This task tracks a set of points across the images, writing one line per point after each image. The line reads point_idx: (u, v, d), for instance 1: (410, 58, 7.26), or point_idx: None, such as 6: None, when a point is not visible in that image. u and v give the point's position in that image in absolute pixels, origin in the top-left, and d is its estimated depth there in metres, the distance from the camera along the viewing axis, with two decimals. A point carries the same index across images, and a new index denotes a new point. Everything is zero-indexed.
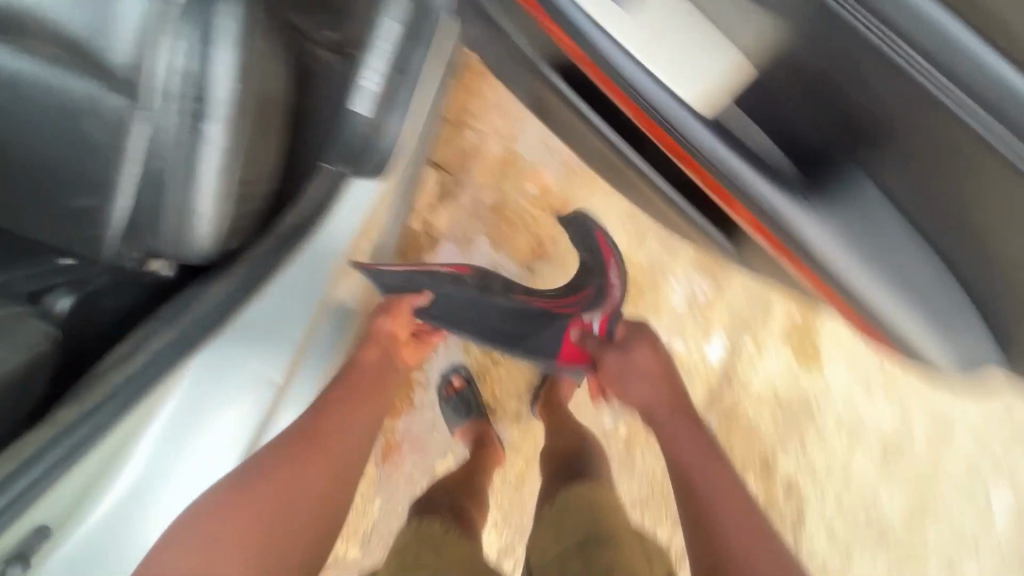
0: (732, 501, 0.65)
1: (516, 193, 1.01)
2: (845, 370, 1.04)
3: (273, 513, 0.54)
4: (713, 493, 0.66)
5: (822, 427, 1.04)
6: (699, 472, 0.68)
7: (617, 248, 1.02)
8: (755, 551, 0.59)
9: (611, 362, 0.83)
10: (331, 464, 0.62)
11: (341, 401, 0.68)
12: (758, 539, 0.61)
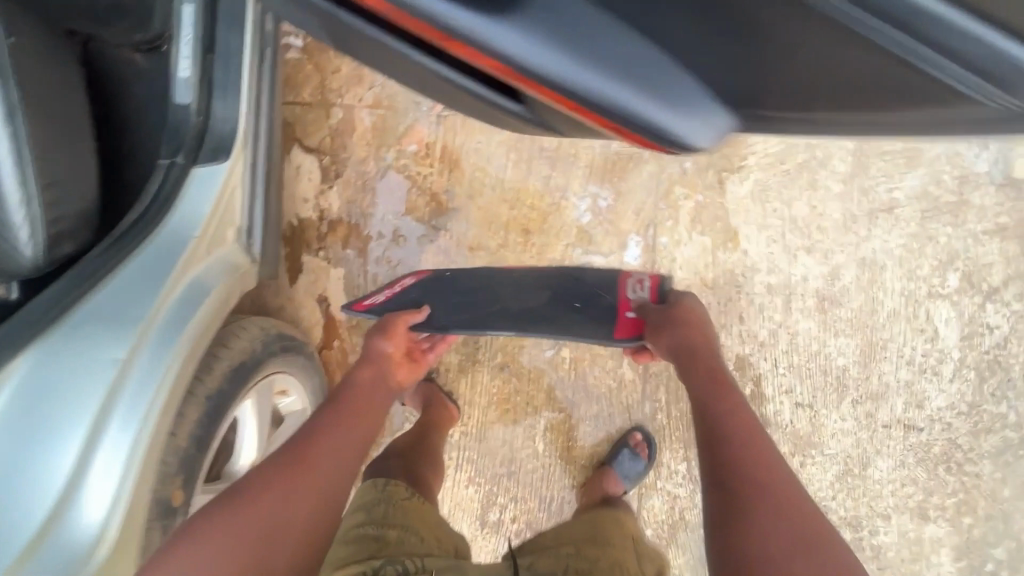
0: (748, 449, 0.69)
1: (399, 155, 1.02)
2: (762, 239, 1.06)
3: (257, 525, 0.61)
4: (728, 441, 0.70)
5: (755, 298, 1.06)
6: (758, 466, 0.67)
7: (510, 181, 1.03)
8: (757, 486, 0.65)
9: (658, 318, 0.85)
10: (320, 476, 0.68)
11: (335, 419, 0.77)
12: (765, 477, 0.66)
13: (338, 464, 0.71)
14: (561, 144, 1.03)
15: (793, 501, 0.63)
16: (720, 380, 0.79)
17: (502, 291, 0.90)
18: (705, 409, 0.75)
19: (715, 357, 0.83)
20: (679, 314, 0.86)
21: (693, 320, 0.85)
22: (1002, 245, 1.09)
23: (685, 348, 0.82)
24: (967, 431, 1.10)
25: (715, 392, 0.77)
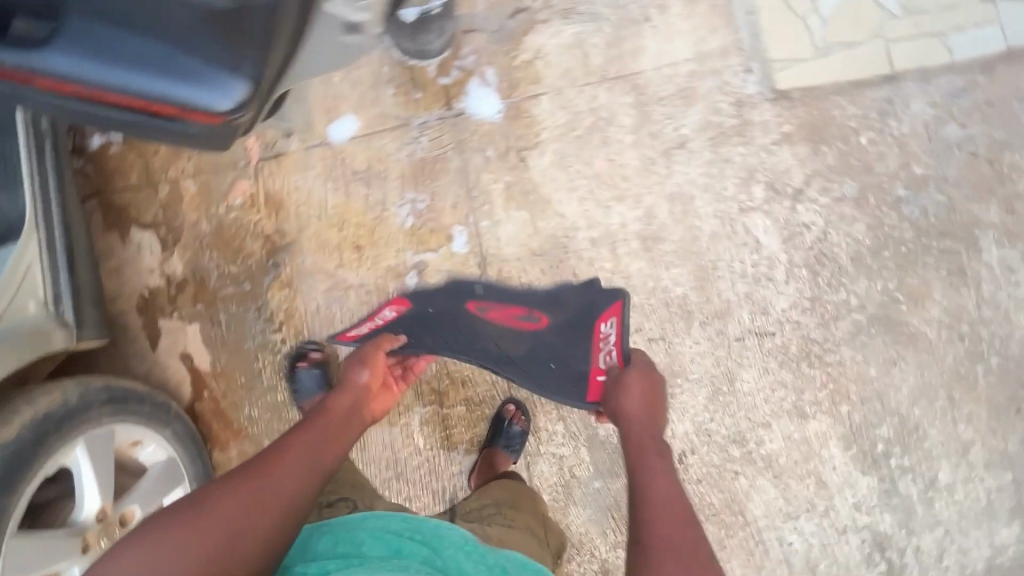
0: (670, 509, 0.68)
1: (227, 210, 1.12)
2: (574, 200, 1.15)
3: (228, 523, 0.63)
4: (648, 498, 0.70)
5: (582, 254, 1.14)
6: (653, 526, 0.67)
7: (333, 207, 1.12)
8: (675, 542, 0.64)
9: (616, 376, 0.85)
10: (282, 490, 0.69)
11: (309, 438, 0.78)
12: (683, 536, 0.65)
13: (313, 471, 0.74)
14: (371, 164, 1.14)
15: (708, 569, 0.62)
16: (661, 448, 0.78)
17: (483, 335, 0.90)
18: (636, 475, 0.74)
19: (657, 422, 0.82)
20: (630, 379, 0.84)
21: (638, 386, 0.84)
22: (793, 150, 1.19)
23: (629, 407, 0.81)
24: (817, 325, 1.16)
25: (648, 454, 0.76)
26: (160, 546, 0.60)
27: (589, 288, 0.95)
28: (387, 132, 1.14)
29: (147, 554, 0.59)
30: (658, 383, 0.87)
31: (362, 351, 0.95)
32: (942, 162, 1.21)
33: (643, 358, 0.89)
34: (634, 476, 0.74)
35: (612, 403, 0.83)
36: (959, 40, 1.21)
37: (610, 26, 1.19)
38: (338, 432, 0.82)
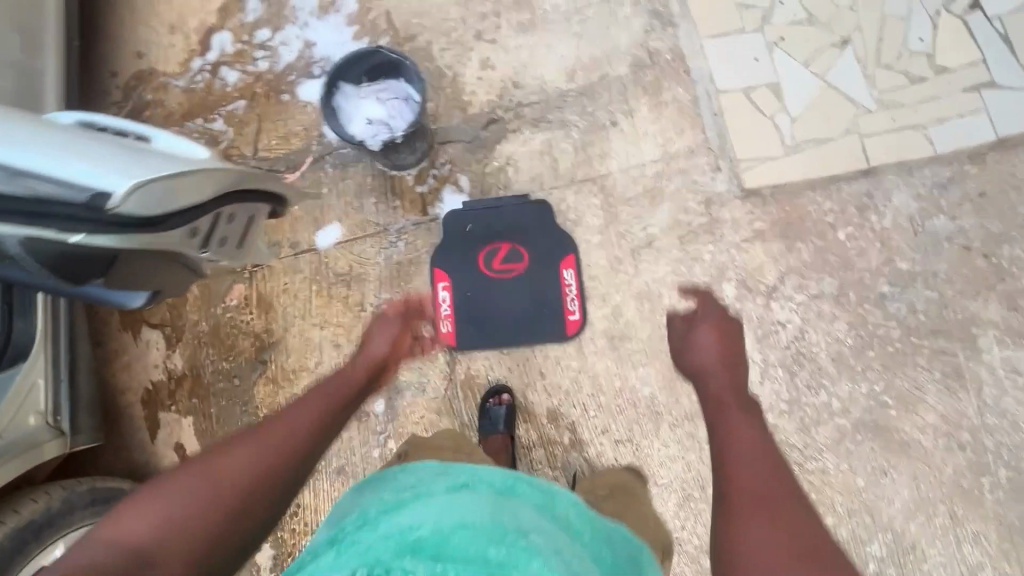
0: (762, 465, 0.66)
1: (223, 310, 1.23)
2: (541, 299, 1.19)
3: (243, 471, 0.64)
4: (743, 457, 0.67)
5: (548, 353, 1.17)
6: (767, 455, 0.67)
7: (316, 306, 1.21)
8: (762, 492, 0.63)
9: (700, 333, 0.92)
10: (288, 451, 0.68)
11: (318, 405, 0.77)
12: (777, 497, 0.62)
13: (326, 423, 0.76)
14: (351, 267, 1.22)
15: (795, 521, 0.60)
16: (744, 401, 0.79)
17: (497, 299, 1.20)
18: (718, 418, 0.75)
19: (738, 367, 0.85)
20: (700, 337, 0.92)
21: (713, 333, 0.91)
22: (766, 248, 1.17)
23: (712, 355, 0.87)
24: (796, 429, 1.11)
25: (727, 395, 0.78)
26: (177, 492, 0.59)
27: (525, 203, 1.22)
28: (367, 237, 1.23)
29: (156, 499, 0.58)
30: (731, 332, 0.93)
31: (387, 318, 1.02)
32: (930, 257, 1.15)
33: (711, 311, 0.98)
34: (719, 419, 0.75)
35: (699, 346, 0.89)
36: (941, 132, 1.18)
37: (579, 131, 1.24)
38: (349, 400, 0.83)
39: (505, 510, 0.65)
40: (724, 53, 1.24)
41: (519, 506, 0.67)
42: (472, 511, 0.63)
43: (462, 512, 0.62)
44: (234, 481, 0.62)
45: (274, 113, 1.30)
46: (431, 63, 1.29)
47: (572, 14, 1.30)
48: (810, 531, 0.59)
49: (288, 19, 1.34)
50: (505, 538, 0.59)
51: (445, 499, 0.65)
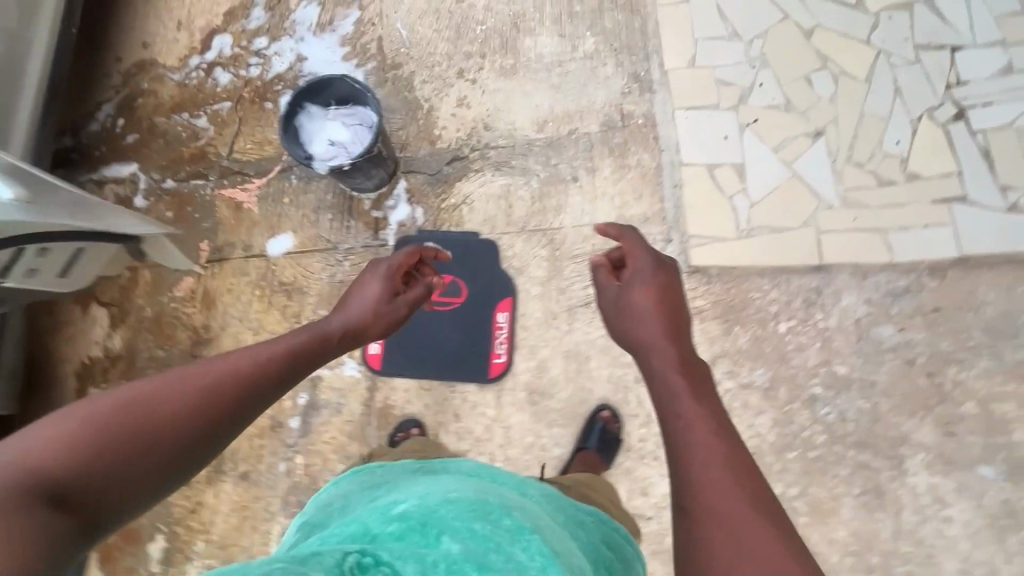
0: (733, 466, 0.57)
1: (169, 299, 1.26)
2: (470, 341, 1.19)
3: (188, 405, 0.55)
4: (707, 460, 0.57)
5: (467, 397, 1.16)
6: (717, 430, 0.59)
7: (255, 311, 1.24)
8: (727, 490, 0.56)
9: (626, 276, 0.80)
10: (234, 400, 0.58)
11: (287, 346, 0.66)
12: (748, 511, 0.54)
13: (301, 361, 0.67)
14: (296, 279, 1.25)
15: (774, 537, 0.53)
16: (692, 371, 0.67)
17: (432, 330, 1.20)
18: (670, 399, 0.64)
19: (681, 328, 0.73)
20: (637, 295, 0.77)
21: (650, 291, 0.75)
22: (703, 327, 1.15)
23: (655, 310, 0.74)
24: None
25: (670, 361, 0.69)
26: (104, 428, 0.51)
27: (483, 244, 1.23)
28: (317, 253, 1.26)
29: (74, 432, 0.49)
30: (675, 281, 0.78)
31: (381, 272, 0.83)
32: (871, 365, 1.11)
33: (648, 256, 0.78)
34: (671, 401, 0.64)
35: (636, 295, 0.77)
36: (902, 239, 1.15)
37: (539, 181, 1.25)
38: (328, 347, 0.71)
39: (488, 489, 0.63)
40: (696, 127, 1.23)
41: (504, 489, 0.66)
42: (455, 489, 0.60)
43: (446, 490, 0.59)
44: (162, 431, 0.53)
45: (255, 119, 1.35)
46: (411, 94, 1.32)
47: (555, 66, 1.31)
48: (785, 546, 0.52)
49: (286, 31, 1.39)
50: (490, 514, 0.55)
51: (422, 485, 0.64)
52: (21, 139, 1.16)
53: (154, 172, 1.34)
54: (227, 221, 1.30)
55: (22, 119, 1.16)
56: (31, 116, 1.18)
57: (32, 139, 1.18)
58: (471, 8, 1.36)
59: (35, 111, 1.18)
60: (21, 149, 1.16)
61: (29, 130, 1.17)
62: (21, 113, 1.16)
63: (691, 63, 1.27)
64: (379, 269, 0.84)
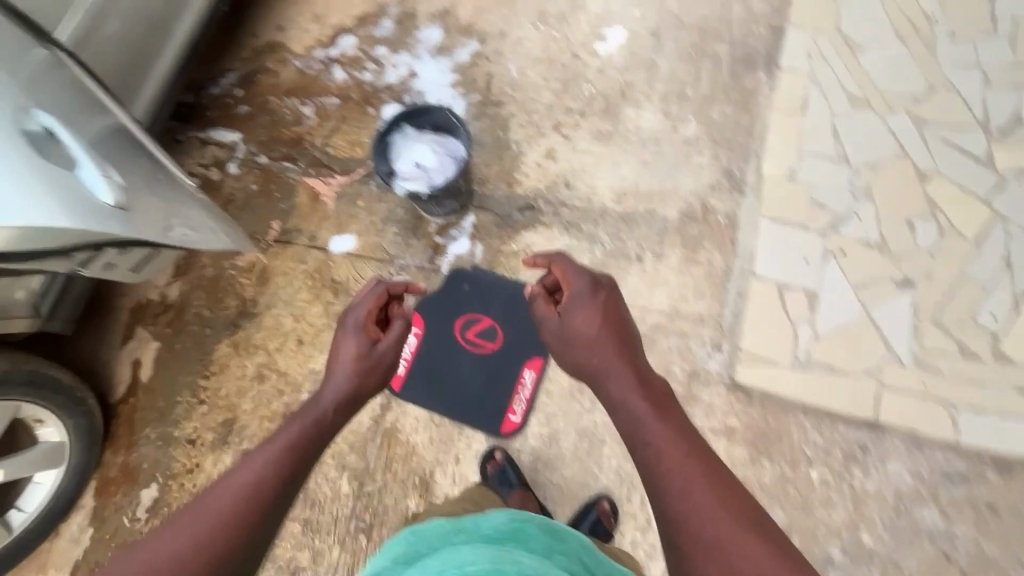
0: (706, 489, 0.62)
1: (229, 266, 1.33)
2: (491, 389, 1.18)
3: (192, 545, 0.59)
4: (687, 491, 0.63)
5: (473, 443, 1.15)
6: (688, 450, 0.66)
7: (302, 300, 1.29)
8: (714, 518, 0.60)
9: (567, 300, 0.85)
10: (233, 523, 0.62)
11: (277, 448, 0.69)
12: (732, 531, 0.60)
13: (298, 453, 0.71)
14: (347, 280, 1.29)
15: (758, 542, 0.59)
16: (650, 393, 0.74)
17: (458, 368, 1.20)
18: (644, 427, 0.70)
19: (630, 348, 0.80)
20: (579, 318, 0.83)
21: (591, 316, 0.81)
22: (729, 449, 1.09)
23: (599, 334, 0.81)
24: None
25: (628, 389, 0.75)
26: None
27: None
28: (373, 261, 1.29)
29: None
30: (614, 300, 0.85)
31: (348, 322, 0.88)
32: (902, 545, 1.02)
33: (588, 278, 0.84)
34: (640, 427, 0.70)
35: (583, 321, 0.83)
36: (971, 421, 1.05)
37: (603, 251, 1.23)
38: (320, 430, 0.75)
39: (505, 551, 0.62)
40: (778, 241, 1.19)
41: (516, 550, 0.63)
42: (472, 557, 0.59)
43: (464, 561, 0.58)
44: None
45: (356, 121, 1.42)
46: (504, 133, 1.35)
47: (650, 143, 1.30)
48: (774, 557, 0.59)
49: (407, 47, 1.46)
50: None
51: (445, 553, 0.62)
52: (158, 82, 1.22)
53: (252, 145, 1.43)
54: (302, 208, 1.36)
55: (164, 63, 1.22)
56: (172, 62, 1.24)
57: (167, 83, 1.25)
58: (584, 68, 1.39)
59: (176, 59, 1.25)
60: (155, 90, 1.22)
61: (166, 76, 1.24)
62: (165, 58, 1.22)
63: (789, 175, 1.23)
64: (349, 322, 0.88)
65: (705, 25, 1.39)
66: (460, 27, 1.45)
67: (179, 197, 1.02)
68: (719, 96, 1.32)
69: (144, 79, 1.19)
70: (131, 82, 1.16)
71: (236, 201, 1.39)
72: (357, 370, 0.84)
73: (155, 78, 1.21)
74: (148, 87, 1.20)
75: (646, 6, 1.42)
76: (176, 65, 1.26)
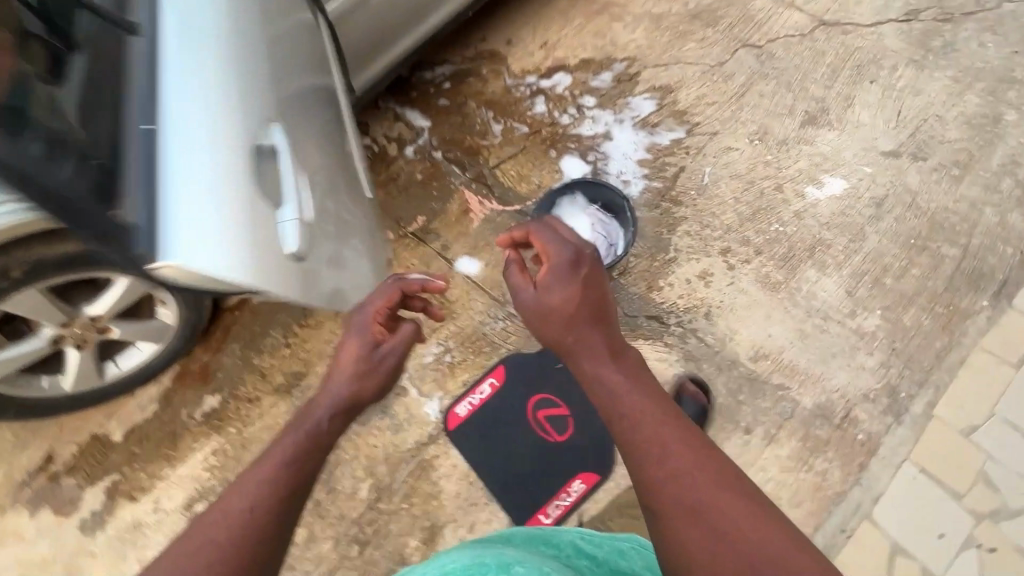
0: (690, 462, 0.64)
1: None
2: (535, 478, 1.13)
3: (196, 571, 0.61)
4: (670, 463, 0.64)
5: (493, 520, 1.11)
6: (657, 419, 0.68)
7: None
8: (686, 485, 0.63)
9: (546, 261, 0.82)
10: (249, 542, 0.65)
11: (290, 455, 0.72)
12: (715, 493, 0.62)
13: (300, 471, 0.72)
14: (455, 301, 1.29)
15: (738, 498, 0.62)
16: (618, 360, 0.75)
17: (513, 440, 1.16)
18: (614, 403, 0.71)
19: (603, 313, 0.79)
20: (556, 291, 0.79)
21: (567, 289, 0.78)
22: None
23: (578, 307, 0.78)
24: None
25: (601, 363, 0.74)
26: None
27: None
28: (486, 296, 1.29)
29: None
30: (594, 272, 0.81)
31: (350, 321, 0.87)
32: None
33: (567, 252, 0.80)
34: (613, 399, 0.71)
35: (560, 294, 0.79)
36: None
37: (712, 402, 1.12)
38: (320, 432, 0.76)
39: (488, 551, 0.71)
40: (912, 495, 1.01)
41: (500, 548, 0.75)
42: (451, 558, 0.68)
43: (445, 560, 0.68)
44: None
45: (534, 157, 1.42)
46: (667, 234, 1.27)
47: (817, 315, 1.16)
48: (747, 505, 0.62)
49: (614, 107, 1.43)
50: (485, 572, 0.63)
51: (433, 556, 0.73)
52: (396, 56, 1.31)
53: (435, 137, 1.48)
54: (449, 216, 1.38)
55: (406, 42, 1.30)
56: (413, 42, 1.32)
57: (401, 59, 1.33)
58: (782, 203, 1.27)
59: (417, 41, 1.33)
60: (391, 62, 1.31)
61: (401, 54, 1.31)
62: (410, 38, 1.30)
63: (966, 428, 1.03)
64: (353, 322, 0.87)
65: (942, 217, 1.20)
66: (673, 111, 1.40)
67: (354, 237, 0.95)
68: (922, 301, 1.14)
69: (388, 50, 1.28)
70: (375, 51, 1.25)
71: (398, 181, 1.44)
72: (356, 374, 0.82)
73: (394, 52, 1.30)
74: (387, 57, 1.29)
75: (883, 168, 1.26)
76: (415, 47, 1.34)
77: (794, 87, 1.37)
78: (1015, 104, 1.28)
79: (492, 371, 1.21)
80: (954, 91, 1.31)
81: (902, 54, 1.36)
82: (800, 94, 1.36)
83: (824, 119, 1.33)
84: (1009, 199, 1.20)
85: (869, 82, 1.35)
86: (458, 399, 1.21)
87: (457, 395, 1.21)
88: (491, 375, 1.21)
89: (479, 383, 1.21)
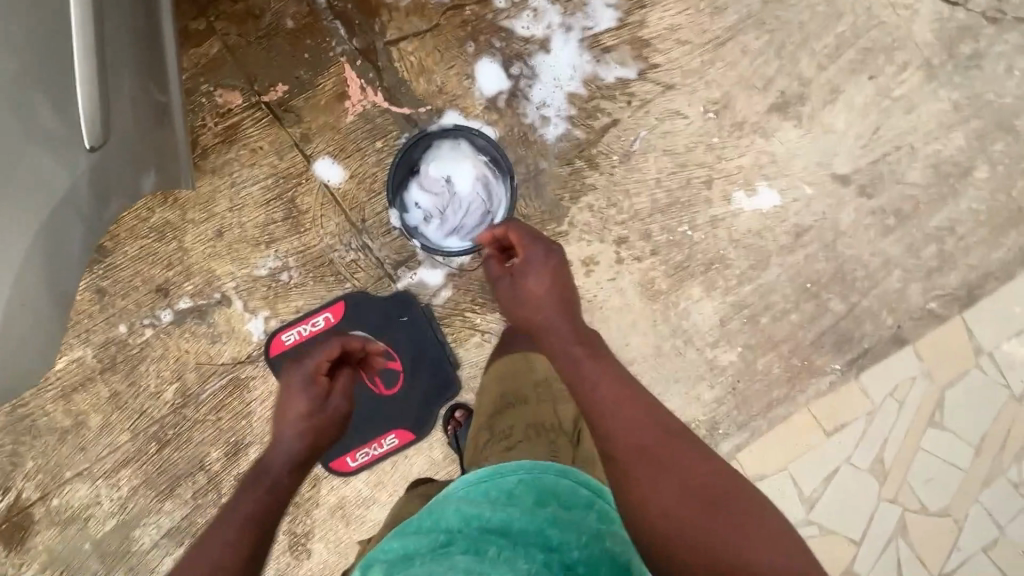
0: (644, 418, 0.66)
1: (206, 92, 1.06)
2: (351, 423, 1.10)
3: None
4: (633, 437, 0.65)
5: None
6: (619, 398, 0.68)
7: (249, 194, 1.08)
8: (653, 459, 0.64)
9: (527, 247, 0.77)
10: None
11: (247, 516, 0.67)
12: (665, 443, 0.65)
13: (260, 532, 0.67)
14: (305, 212, 1.08)
15: (694, 459, 0.65)
16: (587, 345, 0.73)
17: None
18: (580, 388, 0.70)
19: (572, 300, 0.76)
20: (534, 275, 0.75)
21: (545, 281, 0.75)
22: None
23: (556, 287, 0.75)
24: None
25: (566, 345, 0.72)
26: None
27: (450, 379, 1.10)
28: (342, 216, 1.08)
29: None
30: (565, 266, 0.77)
31: (286, 378, 0.79)
32: None
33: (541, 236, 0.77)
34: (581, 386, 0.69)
35: (536, 279, 0.75)
36: None
37: None
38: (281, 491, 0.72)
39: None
40: None
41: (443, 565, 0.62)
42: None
43: None
44: None
45: (446, 45, 1.08)
46: (567, 202, 1.08)
47: (681, 337, 1.10)
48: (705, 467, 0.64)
49: (567, 4, 1.07)
50: None
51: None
52: None
53: None
54: (318, 96, 1.07)
55: None
56: None
57: None
58: (703, 202, 1.09)
59: None
60: None
61: None
62: None
63: (756, 475, 1.10)
64: (291, 380, 0.79)
65: (849, 269, 1.10)
66: (635, 38, 1.07)
67: (28, 293, 0.65)
68: (783, 350, 1.10)
69: None
70: None
71: (259, 22, 1.06)
72: (295, 429, 0.75)
73: None
74: None
75: (824, 194, 1.10)
76: None
77: (784, 54, 1.08)
78: (996, 160, 1.11)
79: (330, 307, 1.09)
80: (944, 121, 1.10)
81: (921, 51, 1.09)
82: (786, 66, 1.09)
83: (795, 111, 1.09)
84: (922, 269, 1.11)
85: (868, 76, 1.09)
86: (286, 326, 1.09)
87: (288, 321, 1.09)
88: (327, 310, 1.09)
89: (313, 315, 1.09)
